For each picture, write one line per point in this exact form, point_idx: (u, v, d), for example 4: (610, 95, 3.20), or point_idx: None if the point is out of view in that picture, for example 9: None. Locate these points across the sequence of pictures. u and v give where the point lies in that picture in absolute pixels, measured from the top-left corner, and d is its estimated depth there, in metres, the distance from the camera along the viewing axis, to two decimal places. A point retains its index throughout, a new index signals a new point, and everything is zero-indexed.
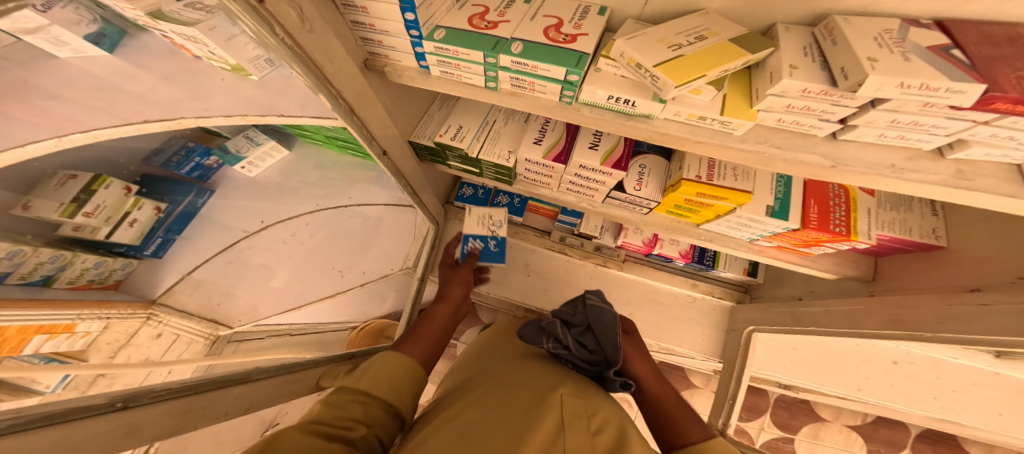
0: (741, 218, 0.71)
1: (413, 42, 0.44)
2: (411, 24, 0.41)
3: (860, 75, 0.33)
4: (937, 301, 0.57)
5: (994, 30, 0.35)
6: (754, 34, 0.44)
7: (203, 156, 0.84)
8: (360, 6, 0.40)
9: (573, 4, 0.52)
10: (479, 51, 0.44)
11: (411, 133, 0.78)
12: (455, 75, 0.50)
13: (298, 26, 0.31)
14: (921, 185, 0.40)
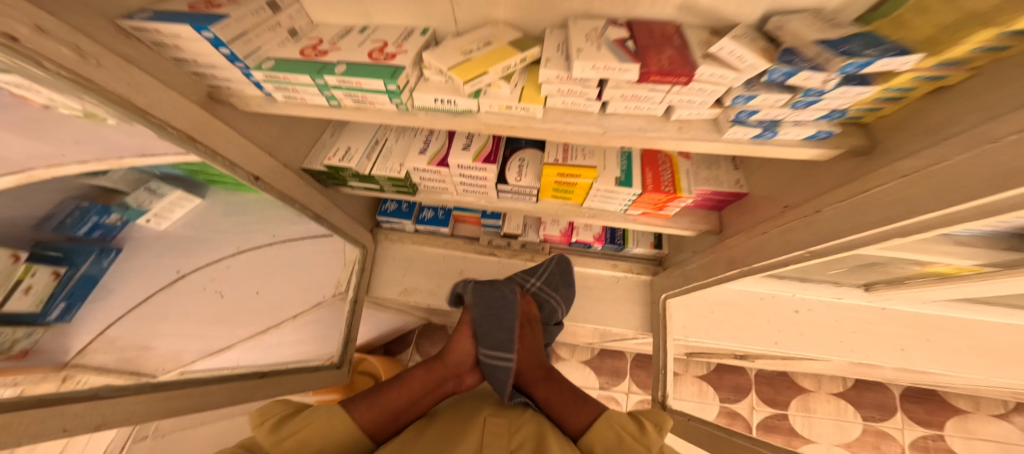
0: (600, 191, 0.82)
1: (244, 73, 0.52)
2: (230, 57, 0.49)
3: (570, 68, 0.49)
4: (751, 236, 0.70)
5: (656, 28, 0.53)
6: (526, 39, 0.57)
7: (98, 217, 0.50)
8: (172, 44, 0.47)
9: (401, 28, 0.63)
10: (305, 74, 0.52)
11: (303, 161, 0.86)
12: (298, 97, 0.59)
13: (77, 62, 0.37)
14: (661, 141, 0.57)
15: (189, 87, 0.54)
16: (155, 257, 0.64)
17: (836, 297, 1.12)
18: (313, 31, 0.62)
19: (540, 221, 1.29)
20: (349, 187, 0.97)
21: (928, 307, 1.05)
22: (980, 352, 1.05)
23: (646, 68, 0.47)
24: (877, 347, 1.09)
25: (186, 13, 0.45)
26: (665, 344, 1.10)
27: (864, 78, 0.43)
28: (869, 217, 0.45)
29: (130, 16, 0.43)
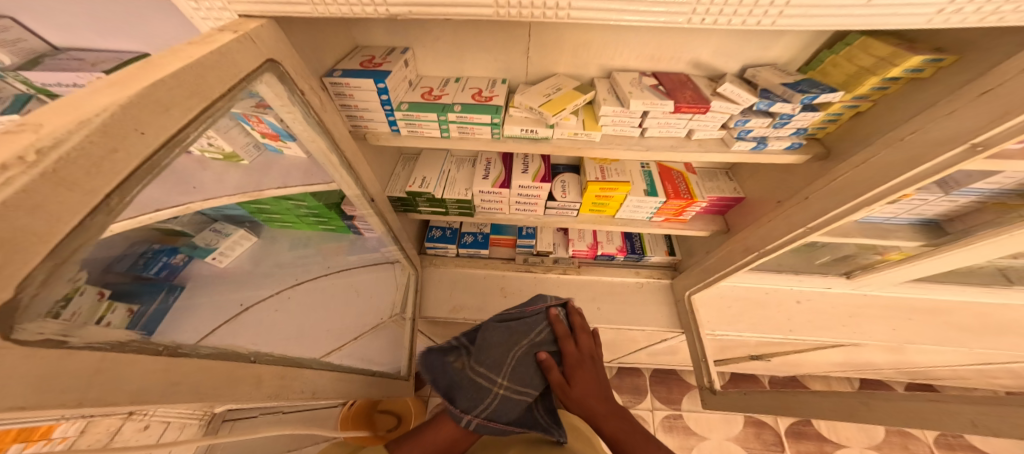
0: (632, 202, 1.02)
1: (387, 114, 0.72)
2: (385, 101, 0.68)
3: (627, 104, 0.70)
4: (756, 227, 0.88)
5: (674, 76, 0.75)
6: (583, 85, 0.79)
7: (169, 255, 0.79)
8: (348, 95, 0.67)
9: (487, 79, 0.83)
10: (433, 112, 0.72)
11: (386, 189, 1.04)
12: (419, 131, 0.77)
13: (320, 108, 0.56)
14: (692, 154, 0.75)
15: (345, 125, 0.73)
16: (219, 295, 0.83)
17: (823, 288, 1.29)
18: (421, 82, 0.82)
19: (568, 238, 1.47)
20: (418, 212, 1.13)
21: (907, 290, 1.23)
22: (958, 328, 1.21)
23: (678, 102, 0.68)
24: (875, 329, 1.24)
25: (366, 71, 0.65)
26: (700, 338, 1.22)
27: (814, 105, 0.64)
28: (843, 193, 0.65)
29: (330, 74, 0.63)
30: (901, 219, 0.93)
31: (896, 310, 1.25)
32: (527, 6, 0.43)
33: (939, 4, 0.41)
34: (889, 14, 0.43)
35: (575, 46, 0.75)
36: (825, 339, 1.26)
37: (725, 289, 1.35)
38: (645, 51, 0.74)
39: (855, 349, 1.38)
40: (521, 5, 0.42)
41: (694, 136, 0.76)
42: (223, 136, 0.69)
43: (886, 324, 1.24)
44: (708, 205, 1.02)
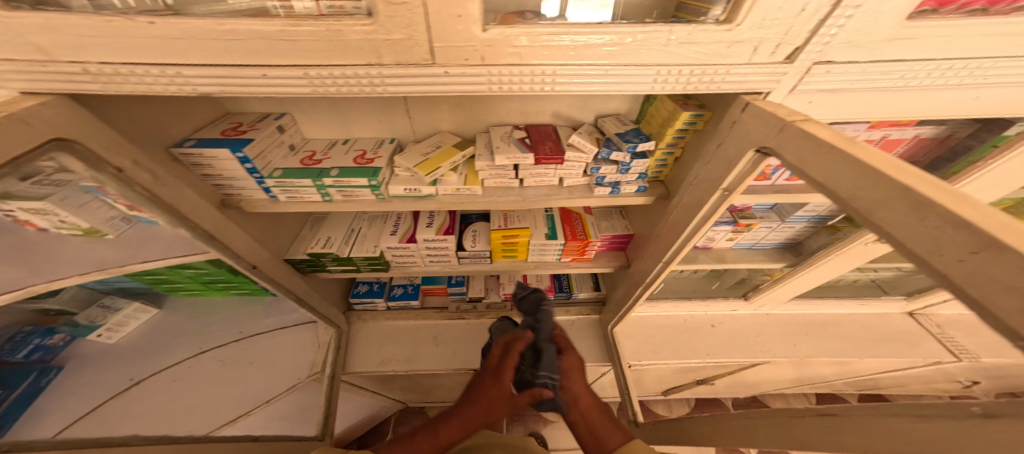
0: (536, 246, 1.06)
1: (257, 181, 0.72)
2: (250, 169, 0.68)
3: (495, 158, 0.75)
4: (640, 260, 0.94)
5: (541, 128, 0.83)
6: (464, 141, 0.85)
7: (45, 337, 0.86)
8: (208, 165, 0.66)
9: (375, 139, 0.87)
10: (307, 178, 0.73)
11: (286, 253, 0.99)
12: (297, 196, 0.77)
13: (150, 182, 0.56)
14: (564, 202, 0.82)
15: (211, 195, 0.72)
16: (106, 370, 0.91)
17: (731, 311, 1.39)
18: (305, 145, 0.84)
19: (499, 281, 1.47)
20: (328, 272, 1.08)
21: (796, 306, 1.35)
22: (846, 337, 1.33)
23: (538, 155, 0.75)
24: (779, 347, 1.31)
25: (225, 139, 0.66)
26: (622, 368, 1.20)
27: (644, 153, 0.74)
28: (676, 230, 0.73)
29: (181, 145, 0.63)
30: (767, 243, 1.14)
31: (795, 325, 1.36)
32: (345, 84, 0.46)
33: (652, 75, 0.49)
34: (623, 86, 0.50)
35: (450, 108, 0.82)
36: (739, 360, 1.31)
37: (646, 320, 1.39)
38: (512, 110, 0.83)
39: (779, 367, 1.43)
40: (338, 84, 0.46)
41: (567, 182, 0.82)
42: (72, 211, 0.62)
43: (790, 339, 1.33)
44: (604, 242, 1.09)
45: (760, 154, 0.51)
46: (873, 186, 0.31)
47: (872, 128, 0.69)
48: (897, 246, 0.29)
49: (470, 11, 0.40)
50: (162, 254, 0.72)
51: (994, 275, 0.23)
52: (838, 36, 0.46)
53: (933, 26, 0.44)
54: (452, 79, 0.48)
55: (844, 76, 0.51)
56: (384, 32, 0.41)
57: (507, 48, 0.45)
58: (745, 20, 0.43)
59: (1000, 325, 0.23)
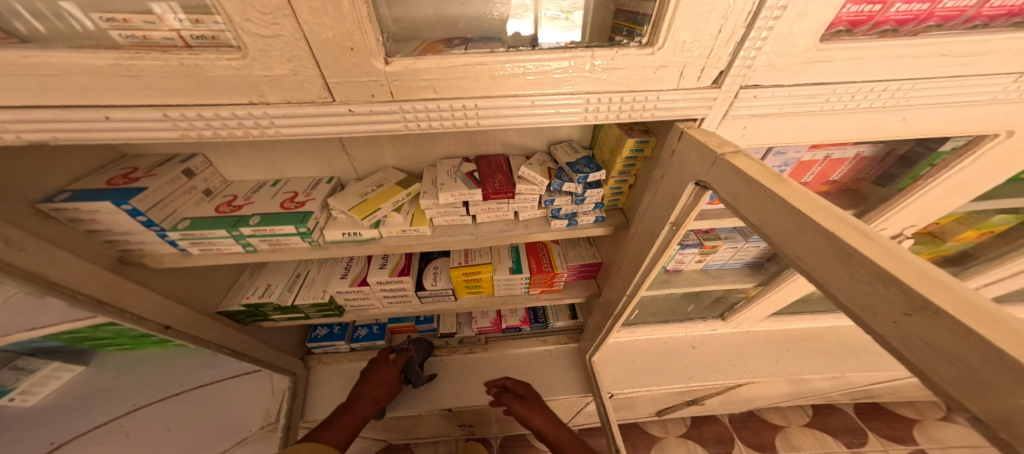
0: (501, 282, 0.98)
1: (159, 234, 0.61)
2: (146, 222, 0.57)
3: (438, 196, 0.69)
4: (610, 289, 0.88)
5: (493, 160, 0.78)
6: (409, 179, 0.77)
7: None
8: (89, 220, 0.55)
9: (310, 179, 0.78)
10: (221, 228, 0.63)
11: (218, 305, 0.85)
12: (213, 247, 0.66)
13: (2, 249, 0.44)
14: (521, 236, 0.75)
15: (100, 255, 0.60)
16: None
17: (711, 331, 1.33)
18: (226, 189, 0.74)
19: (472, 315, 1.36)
20: (273, 321, 0.95)
21: (774, 323, 1.32)
22: (827, 353, 1.29)
23: (485, 190, 0.69)
24: (760, 366, 1.26)
25: (109, 189, 0.55)
26: (602, 398, 1.07)
27: (597, 182, 0.71)
28: (639, 258, 0.67)
29: (50, 199, 0.52)
30: (733, 264, 1.13)
31: (775, 342, 1.32)
32: (221, 126, 0.39)
33: (580, 105, 0.47)
34: (557, 114, 0.47)
35: (392, 143, 0.76)
36: (720, 383, 1.24)
37: (626, 347, 1.31)
38: (461, 141, 0.78)
39: (769, 389, 1.37)
40: (214, 126, 0.38)
41: (523, 215, 0.77)
42: None
43: (775, 357, 1.27)
44: (573, 272, 1.03)
45: (698, 188, 0.47)
46: (800, 231, 0.29)
47: (814, 149, 0.67)
48: (830, 296, 0.28)
49: (361, 42, 0.35)
50: (64, 317, 0.54)
51: (931, 339, 0.21)
52: (759, 58, 0.43)
53: (847, 48, 0.43)
54: (359, 118, 0.41)
55: (774, 102, 0.48)
56: (260, 67, 0.35)
57: (415, 82, 0.40)
58: (665, 42, 0.41)
59: (938, 387, 0.22)
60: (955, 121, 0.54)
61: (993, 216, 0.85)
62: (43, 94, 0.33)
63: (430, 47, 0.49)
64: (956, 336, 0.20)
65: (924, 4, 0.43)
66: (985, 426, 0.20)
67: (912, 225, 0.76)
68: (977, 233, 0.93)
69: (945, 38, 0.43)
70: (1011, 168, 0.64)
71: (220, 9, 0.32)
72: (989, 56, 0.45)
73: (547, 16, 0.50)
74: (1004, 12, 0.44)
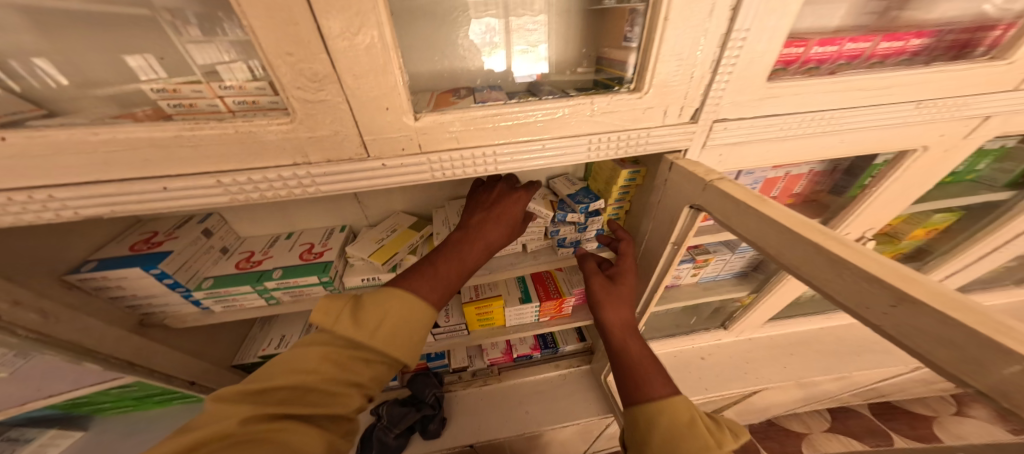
0: (512, 312, 1.01)
1: (184, 294, 0.63)
2: (171, 284, 0.60)
3: (453, 236, 0.72)
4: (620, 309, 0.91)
5: None
6: (419, 221, 0.82)
7: None
8: (116, 287, 0.59)
9: (323, 229, 0.81)
10: (246, 284, 0.65)
11: (234, 358, 0.86)
12: (235, 302, 0.69)
13: (41, 322, 0.51)
14: (531, 266, 0.80)
15: (122, 319, 0.64)
16: None
17: (715, 341, 1.37)
18: (240, 245, 0.76)
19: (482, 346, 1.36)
20: None
21: (773, 329, 1.37)
22: (828, 353, 1.33)
23: None
24: (770, 371, 1.28)
25: (134, 256, 0.58)
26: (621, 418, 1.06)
27: (598, 211, 0.77)
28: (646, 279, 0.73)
29: (77, 270, 0.56)
30: (723, 275, 1.19)
31: (777, 348, 1.36)
32: (267, 187, 0.42)
33: (585, 144, 0.53)
34: (562, 155, 0.54)
35: (402, 190, 0.80)
36: (736, 392, 1.25)
37: None
38: (466, 183, 0.83)
39: (781, 396, 1.38)
40: (260, 188, 0.41)
41: (530, 247, 0.83)
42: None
43: (781, 362, 1.31)
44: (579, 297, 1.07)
45: (693, 210, 0.55)
46: (792, 245, 0.36)
47: (776, 168, 0.76)
48: (831, 298, 0.34)
49: (398, 103, 0.40)
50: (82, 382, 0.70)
51: (920, 326, 0.27)
52: (725, 97, 0.52)
53: (789, 86, 0.52)
54: (391, 170, 0.46)
55: (740, 132, 0.56)
56: (306, 129, 0.39)
57: (441, 134, 0.46)
58: (650, 87, 0.49)
59: (935, 361, 0.28)
60: (891, 139, 0.64)
61: (933, 216, 0.96)
62: (104, 170, 0.36)
63: (441, 98, 0.56)
64: (940, 322, 0.26)
65: (833, 47, 0.52)
66: (984, 390, 0.25)
67: (869, 228, 0.84)
68: (925, 231, 1.03)
69: (857, 74, 0.52)
70: (936, 177, 0.73)
71: (273, 79, 0.35)
72: (897, 89, 0.54)
73: (518, 49, 0.63)
74: (893, 53, 0.55)
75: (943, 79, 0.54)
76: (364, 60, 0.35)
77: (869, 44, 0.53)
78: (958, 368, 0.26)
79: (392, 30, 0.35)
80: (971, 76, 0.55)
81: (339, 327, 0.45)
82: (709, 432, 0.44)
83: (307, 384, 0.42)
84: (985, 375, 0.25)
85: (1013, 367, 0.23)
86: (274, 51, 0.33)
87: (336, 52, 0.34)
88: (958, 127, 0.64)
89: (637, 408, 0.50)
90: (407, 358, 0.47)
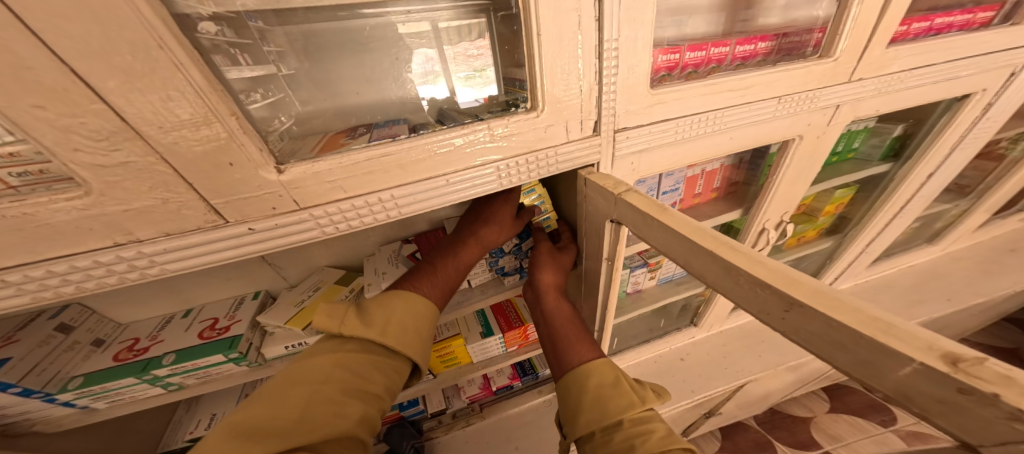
0: (474, 348, 0.93)
1: (45, 399, 0.51)
2: (22, 393, 0.48)
3: (383, 284, 0.64)
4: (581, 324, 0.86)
5: (432, 235, 0.78)
6: (348, 273, 0.75)
7: None
8: None
9: (231, 300, 0.71)
10: (127, 377, 0.54)
11: (161, 445, 0.73)
12: (123, 397, 0.57)
13: None
14: (479, 302, 0.74)
15: None
16: None
17: (693, 338, 1.36)
18: (122, 333, 0.65)
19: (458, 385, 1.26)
20: None
21: (740, 318, 1.38)
22: None
23: None
24: (749, 362, 1.28)
25: None
26: None
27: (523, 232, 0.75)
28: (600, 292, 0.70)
29: None
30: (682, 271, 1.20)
31: (749, 335, 1.37)
32: (89, 275, 0.35)
33: (493, 172, 0.50)
34: (474, 184, 0.50)
35: (322, 244, 0.73)
36: (722, 389, 1.24)
37: None
38: (395, 225, 0.77)
39: (770, 384, 1.37)
40: (73, 280, 0.35)
41: (475, 282, 0.78)
42: None
43: (756, 349, 1.32)
44: None
45: (614, 225, 0.53)
46: (693, 254, 0.34)
47: (692, 167, 0.79)
48: (735, 302, 0.32)
49: (241, 155, 0.35)
50: None
51: (812, 330, 0.26)
52: (618, 108, 0.52)
53: (671, 92, 0.53)
54: (263, 233, 0.40)
55: (643, 139, 0.57)
56: (114, 202, 0.33)
57: (320, 186, 0.40)
58: (545, 105, 0.48)
59: (841, 368, 0.25)
60: (770, 134, 0.69)
61: (835, 191, 1.05)
62: None
63: (330, 140, 0.50)
64: (826, 323, 0.25)
65: (702, 52, 0.57)
66: (893, 395, 0.23)
67: (786, 212, 0.87)
68: (835, 207, 1.11)
69: (724, 78, 0.56)
70: (820, 159, 0.79)
71: (37, 146, 0.28)
72: (758, 88, 0.60)
73: (460, 76, 0.62)
74: (748, 54, 0.62)
75: (790, 77, 0.61)
76: (176, 111, 0.31)
77: (728, 49, 0.59)
78: (861, 374, 0.24)
79: (203, 73, 0.31)
80: (807, 74, 0.62)
81: (348, 330, 0.49)
82: (631, 389, 0.48)
83: (320, 396, 0.43)
84: (885, 379, 0.23)
85: (903, 367, 0.21)
86: (16, 105, 0.26)
87: (118, 102, 0.29)
88: (819, 117, 0.71)
89: (566, 374, 0.53)
90: (413, 356, 0.51)
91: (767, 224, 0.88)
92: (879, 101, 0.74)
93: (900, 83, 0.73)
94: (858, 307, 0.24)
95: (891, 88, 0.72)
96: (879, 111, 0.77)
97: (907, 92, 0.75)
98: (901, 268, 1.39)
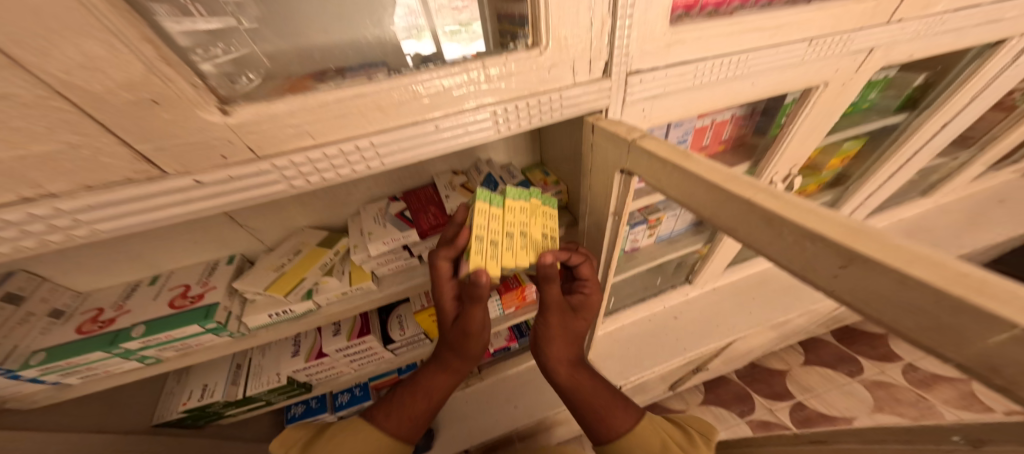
0: None
1: (6, 376, 0.47)
2: None
3: (371, 247, 0.59)
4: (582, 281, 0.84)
5: (421, 192, 0.72)
6: (331, 235, 0.70)
7: None
8: None
9: (202, 266, 0.66)
10: (95, 351, 0.50)
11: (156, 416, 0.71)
12: (95, 371, 0.53)
13: None
14: None
15: None
16: None
17: (686, 297, 1.37)
18: (86, 303, 0.60)
19: None
20: (231, 416, 0.79)
21: (734, 273, 1.38)
22: (785, 289, 1.37)
23: (422, 227, 0.63)
24: (739, 319, 1.30)
25: None
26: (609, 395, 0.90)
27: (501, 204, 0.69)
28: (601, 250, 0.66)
29: None
30: (681, 229, 1.17)
31: (741, 290, 1.37)
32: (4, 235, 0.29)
33: (491, 118, 0.44)
34: (468, 134, 0.44)
35: (298, 204, 0.67)
36: (711, 346, 1.27)
37: (615, 335, 1.30)
38: (380, 183, 0.71)
39: (756, 340, 1.42)
40: None
41: None
42: None
43: (747, 307, 1.33)
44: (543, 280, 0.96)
45: (625, 175, 0.48)
46: (722, 204, 0.30)
47: (702, 117, 0.73)
48: (772, 260, 0.28)
49: (169, 90, 0.28)
50: None
51: (874, 288, 0.22)
52: (634, 46, 0.44)
53: (692, 28, 0.46)
54: (220, 185, 0.34)
55: (657, 84, 0.50)
56: (12, 146, 0.26)
57: (279, 130, 0.34)
58: (549, 41, 0.40)
59: (905, 332, 0.22)
60: (794, 82, 0.62)
61: (842, 144, 1.00)
62: None
63: (295, 82, 0.42)
64: (896, 282, 0.20)
65: None
66: (967, 366, 0.20)
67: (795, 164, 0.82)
68: (839, 161, 1.07)
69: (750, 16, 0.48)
70: (842, 109, 0.72)
71: None
72: (788, 27, 0.52)
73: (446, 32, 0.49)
74: None
75: (827, 15, 0.53)
76: None
77: None
78: (930, 340, 0.20)
79: None
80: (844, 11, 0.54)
81: None
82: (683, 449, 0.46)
83: None
84: (963, 347, 0.19)
85: (994, 334, 0.17)
86: None
87: None
88: (849, 62, 0.63)
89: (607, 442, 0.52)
90: None
91: (774, 179, 0.84)
92: (915, 45, 0.66)
93: (943, 24, 0.65)
94: (938, 260, 0.19)
95: (930, 30, 0.64)
96: (913, 58, 0.69)
97: (948, 34, 0.68)
98: (896, 225, 1.38)
